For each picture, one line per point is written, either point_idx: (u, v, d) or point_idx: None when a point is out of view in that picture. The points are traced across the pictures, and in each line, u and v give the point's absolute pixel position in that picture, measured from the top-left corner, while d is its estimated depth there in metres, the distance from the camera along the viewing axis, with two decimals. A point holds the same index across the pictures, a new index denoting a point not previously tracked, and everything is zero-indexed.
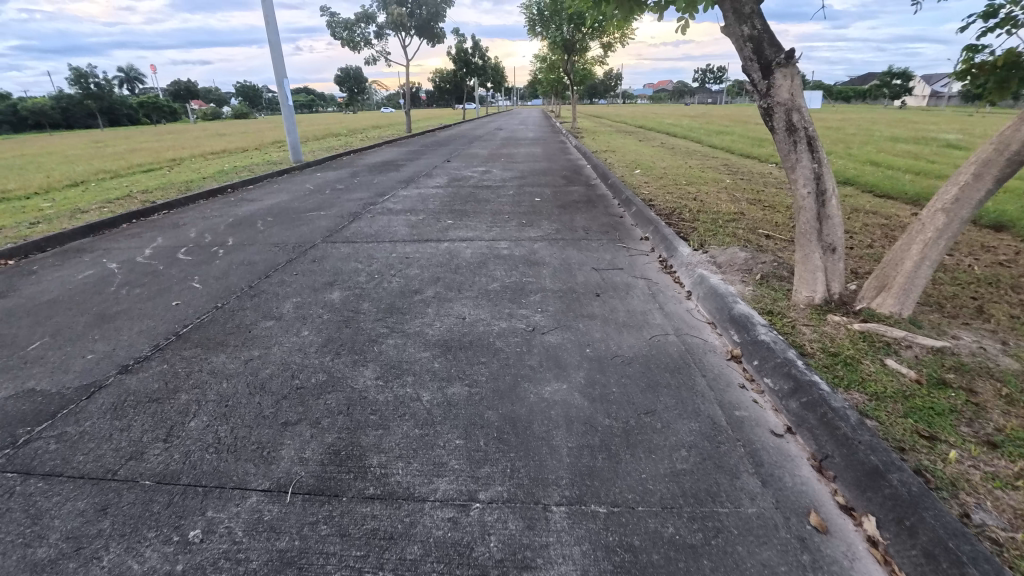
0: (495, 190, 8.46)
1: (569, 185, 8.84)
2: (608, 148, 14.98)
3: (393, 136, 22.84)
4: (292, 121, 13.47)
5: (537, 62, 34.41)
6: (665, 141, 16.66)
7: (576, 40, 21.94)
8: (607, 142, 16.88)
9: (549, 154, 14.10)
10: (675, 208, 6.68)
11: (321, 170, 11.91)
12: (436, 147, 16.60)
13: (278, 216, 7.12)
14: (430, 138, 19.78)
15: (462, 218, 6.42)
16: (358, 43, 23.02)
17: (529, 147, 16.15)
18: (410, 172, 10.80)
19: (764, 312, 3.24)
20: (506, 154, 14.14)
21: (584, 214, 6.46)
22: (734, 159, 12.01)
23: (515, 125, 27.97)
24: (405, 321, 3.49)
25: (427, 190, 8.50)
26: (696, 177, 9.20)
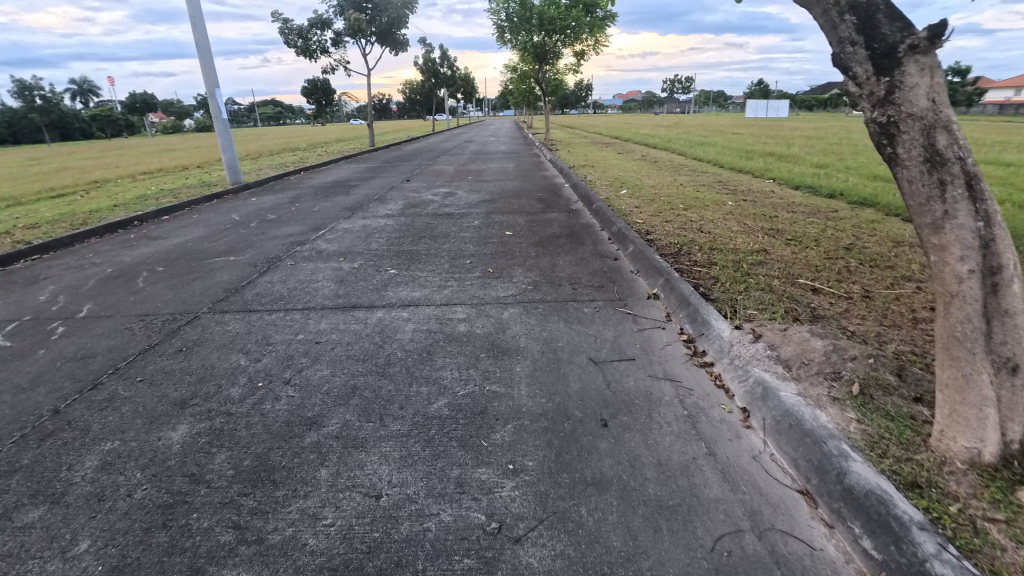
0: (459, 219, 6.98)
1: (546, 212, 7.38)
2: (587, 162, 13.71)
3: (354, 150, 21.19)
4: (226, 137, 11.73)
5: (507, 72, 33.17)
6: (646, 153, 15.48)
7: (548, 48, 20.79)
8: (584, 155, 15.65)
9: (521, 171, 12.67)
10: (680, 244, 5.31)
11: (258, 194, 10.21)
12: (398, 164, 15.03)
13: (173, 264, 5.49)
14: (394, 153, 18.24)
15: (409, 265, 4.91)
16: (315, 52, 21.45)
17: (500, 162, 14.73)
18: (359, 196, 9.23)
19: (906, 488, 1.83)
20: (474, 171, 12.67)
21: (567, 257, 5.02)
22: (727, 174, 10.79)
23: (486, 137, 26.65)
24: (273, 509, 1.97)
25: (374, 221, 6.97)
26: (693, 199, 7.87)
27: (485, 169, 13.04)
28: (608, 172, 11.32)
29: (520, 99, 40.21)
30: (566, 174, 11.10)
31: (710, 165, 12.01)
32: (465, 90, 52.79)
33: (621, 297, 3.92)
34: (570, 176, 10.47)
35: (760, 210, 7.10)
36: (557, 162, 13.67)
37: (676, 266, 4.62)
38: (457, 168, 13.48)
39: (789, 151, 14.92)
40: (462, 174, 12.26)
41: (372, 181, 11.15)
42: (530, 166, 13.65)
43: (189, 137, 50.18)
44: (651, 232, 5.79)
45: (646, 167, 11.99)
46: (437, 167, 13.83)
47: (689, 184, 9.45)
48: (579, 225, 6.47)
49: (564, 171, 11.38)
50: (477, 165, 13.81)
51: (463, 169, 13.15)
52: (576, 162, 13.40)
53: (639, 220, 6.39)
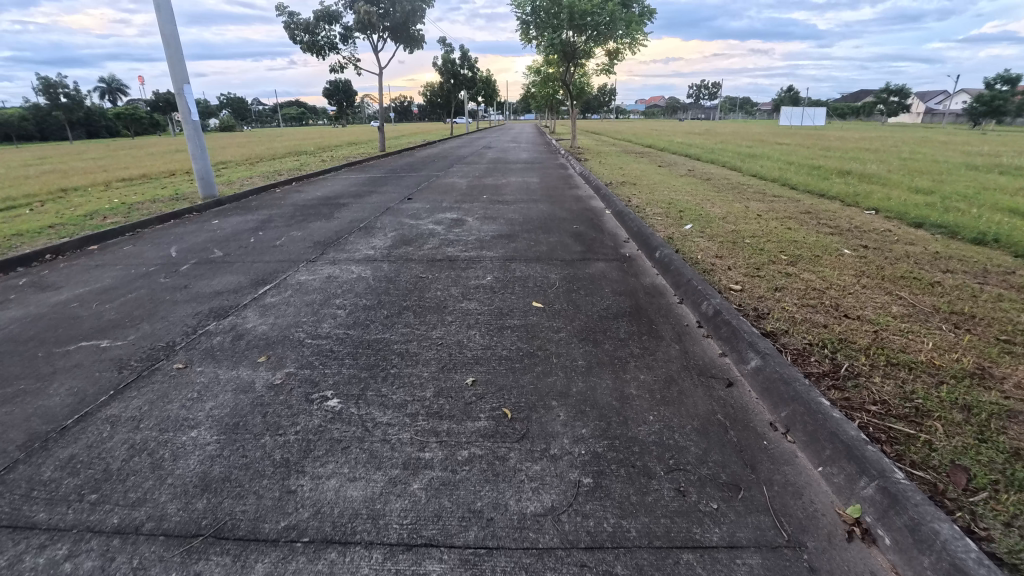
0: (463, 268, 4.85)
1: (587, 256, 5.19)
2: (625, 176, 11.53)
3: (361, 156, 19.38)
4: (197, 143, 9.82)
5: (530, 74, 31.08)
6: (692, 166, 13.24)
7: (577, 46, 18.69)
8: (619, 168, 13.48)
9: (547, 186, 10.52)
10: (826, 348, 3.15)
11: (222, 215, 8.24)
12: (403, 174, 13.02)
13: (10, 354, 3.49)
14: (402, 161, 16.33)
15: (366, 385, 2.80)
16: (321, 49, 19.69)
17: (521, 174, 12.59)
18: (341, 222, 7.19)
19: None
20: (489, 186, 10.53)
21: (643, 373, 2.86)
22: (809, 199, 8.49)
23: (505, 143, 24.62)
24: None
25: (343, 270, 4.89)
26: (790, 242, 5.64)
27: (504, 184, 10.89)
28: (654, 192, 9.08)
29: (543, 103, 38.08)
30: (603, 193, 8.88)
31: (780, 186, 9.71)
32: (485, 93, 50.86)
33: (793, 540, 1.79)
34: (611, 198, 8.24)
35: (902, 268, 4.86)
36: (589, 176, 11.48)
37: (855, 418, 2.46)
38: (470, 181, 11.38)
39: (866, 169, 12.47)
40: (475, 190, 10.13)
41: (365, 199, 9.12)
42: (557, 181, 11.46)
43: (204, 137, 49.20)
44: (765, 316, 3.61)
45: (702, 187, 9.72)
46: (448, 179, 11.75)
47: (770, 215, 7.17)
48: (641, 287, 4.28)
49: (601, 190, 9.17)
50: (493, 178, 11.71)
51: (478, 183, 11.04)
52: (613, 178, 11.20)
53: (734, 284, 4.20)
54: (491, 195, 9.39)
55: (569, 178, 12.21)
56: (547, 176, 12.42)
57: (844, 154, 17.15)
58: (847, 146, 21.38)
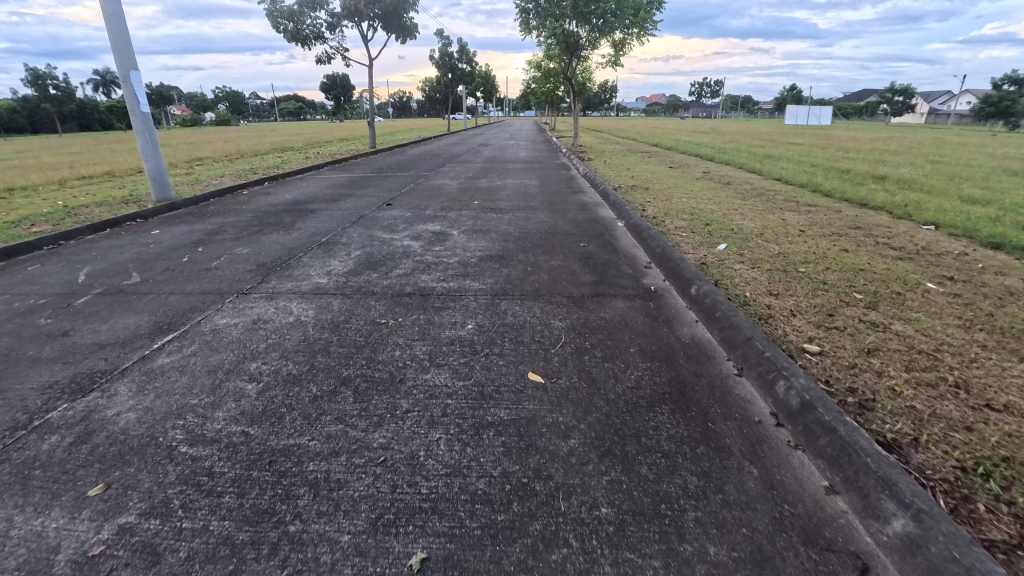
0: (438, 308, 3.65)
1: (599, 290, 3.98)
2: (634, 179, 10.35)
3: (349, 152, 18.14)
4: (148, 138, 8.59)
5: (531, 68, 29.80)
6: (707, 167, 12.06)
7: (580, 37, 17.47)
8: (626, 168, 12.30)
9: (548, 190, 9.30)
10: (993, 481, 1.99)
11: (168, 223, 7.03)
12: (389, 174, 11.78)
13: None
14: (391, 159, 15.11)
15: (238, 566, 1.63)
16: (307, 39, 18.42)
17: (519, 175, 11.36)
18: (301, 235, 5.99)
19: None
20: (482, 189, 9.29)
21: (712, 544, 1.68)
22: (852, 210, 7.29)
23: (504, 141, 23.41)
24: None
25: (279, 310, 3.70)
26: (855, 270, 4.45)
27: (498, 187, 9.66)
28: (671, 199, 7.86)
29: (544, 99, 36.79)
30: (612, 199, 7.64)
31: (813, 194, 8.52)
32: (484, 88, 49.51)
33: None
34: (623, 206, 7.01)
35: (1017, 313, 3.67)
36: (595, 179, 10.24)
37: None
38: (462, 182, 10.15)
39: (901, 172, 11.25)
40: (466, 194, 8.90)
41: (338, 204, 7.89)
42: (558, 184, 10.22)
43: (194, 132, 47.59)
44: (871, 409, 2.44)
45: (724, 194, 8.50)
46: (437, 180, 10.51)
47: (814, 231, 5.97)
48: (679, 345, 3.09)
49: (609, 197, 7.93)
50: (489, 180, 10.50)
51: (470, 185, 9.82)
52: (622, 181, 9.97)
53: (809, 344, 3.02)
54: (484, 199, 8.16)
55: (572, 180, 10.96)
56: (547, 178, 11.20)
57: (867, 156, 15.97)
58: (863, 147, 20.26)
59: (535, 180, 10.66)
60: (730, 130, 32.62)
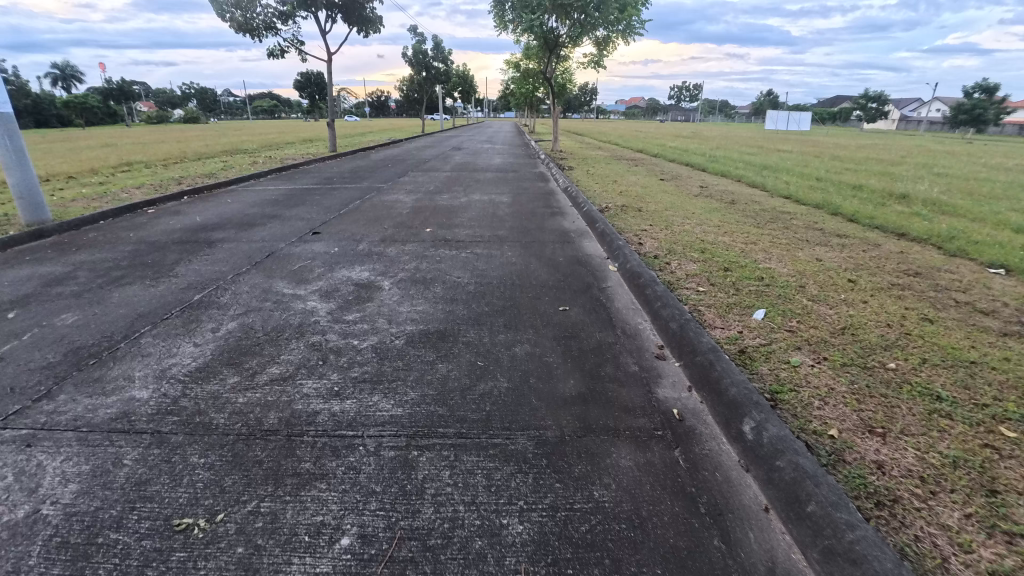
0: (301, 476, 2.04)
1: (588, 419, 2.39)
2: (622, 194, 8.86)
3: (304, 156, 16.31)
4: (9, 146, 6.72)
5: (508, 69, 28.21)
6: (704, 179, 10.67)
7: (560, 34, 15.99)
8: (612, 180, 10.84)
9: (520, 210, 7.68)
10: None
11: (8, 263, 5.23)
12: (336, 187, 10.03)
13: None
14: (348, 166, 13.37)
15: None
16: (256, 30, 16.49)
17: (489, 189, 9.74)
18: (171, 288, 4.29)
19: None
20: (440, 208, 7.63)
21: None
22: (894, 245, 5.88)
23: (479, 145, 21.81)
24: None
25: (16, 484, 2.04)
26: (967, 367, 2.98)
27: (462, 204, 8.01)
28: (672, 226, 6.31)
29: (523, 100, 35.23)
30: (599, 226, 6.05)
31: (835, 218, 7.14)
32: (462, 89, 47.88)
33: None
34: (614, 238, 5.40)
35: None
36: (577, 194, 8.63)
37: None
38: (420, 198, 8.49)
39: (918, 188, 10.04)
40: (421, 214, 7.26)
41: (251, 231, 6.16)
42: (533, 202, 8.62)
43: (151, 130, 44.74)
44: None
45: (732, 218, 7.04)
46: (390, 194, 8.82)
47: (867, 281, 4.51)
48: None
49: (595, 221, 6.33)
50: (453, 195, 8.85)
51: (428, 201, 8.15)
52: (609, 198, 8.42)
53: None
54: (440, 223, 6.50)
55: (551, 196, 9.39)
56: (521, 192, 9.59)
57: (866, 167, 14.81)
58: (857, 156, 19.17)
59: (508, 195, 9.05)
60: (712, 136, 31.29)
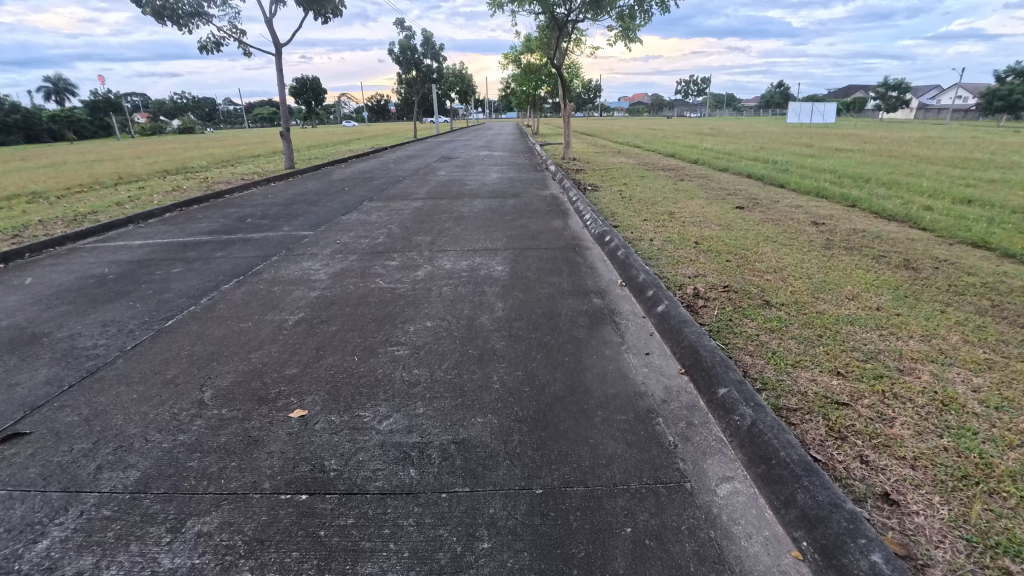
0: None
1: None
2: (700, 241, 5.19)
3: (248, 177, 12.72)
4: None
5: (508, 62, 24.32)
6: (804, 206, 7.00)
7: (573, 9, 12.33)
8: (663, 207, 7.17)
9: (522, 290, 3.93)
10: None
11: None
12: (234, 234, 6.36)
13: None
14: (289, 192, 9.77)
15: None
16: (182, 16, 12.88)
17: (471, 230, 6.00)
18: None
19: None
20: (367, 293, 3.93)
21: None
22: None
23: (474, 153, 18.21)
24: None
25: None
26: None
27: (414, 276, 4.29)
28: (889, 375, 2.63)
29: (525, 99, 31.54)
30: (727, 393, 2.34)
31: None
32: (459, 89, 44.34)
33: None
34: (833, 493, 1.71)
35: None
36: (624, 243, 4.85)
37: None
38: (346, 262, 4.80)
39: None
40: (326, 315, 3.60)
41: None
42: (543, 255, 4.87)
43: (125, 143, 41.58)
44: None
45: (968, 317, 3.40)
46: (300, 255, 5.15)
47: None
48: None
49: (705, 361, 2.61)
50: (407, 250, 5.14)
51: (357, 272, 4.46)
52: (683, 255, 4.67)
53: None
54: (337, 366, 2.81)
55: (570, 238, 5.59)
56: (523, 233, 5.83)
57: (987, 172, 11.06)
58: (949, 157, 15.14)
59: (500, 243, 5.31)
60: (745, 133, 27.18)
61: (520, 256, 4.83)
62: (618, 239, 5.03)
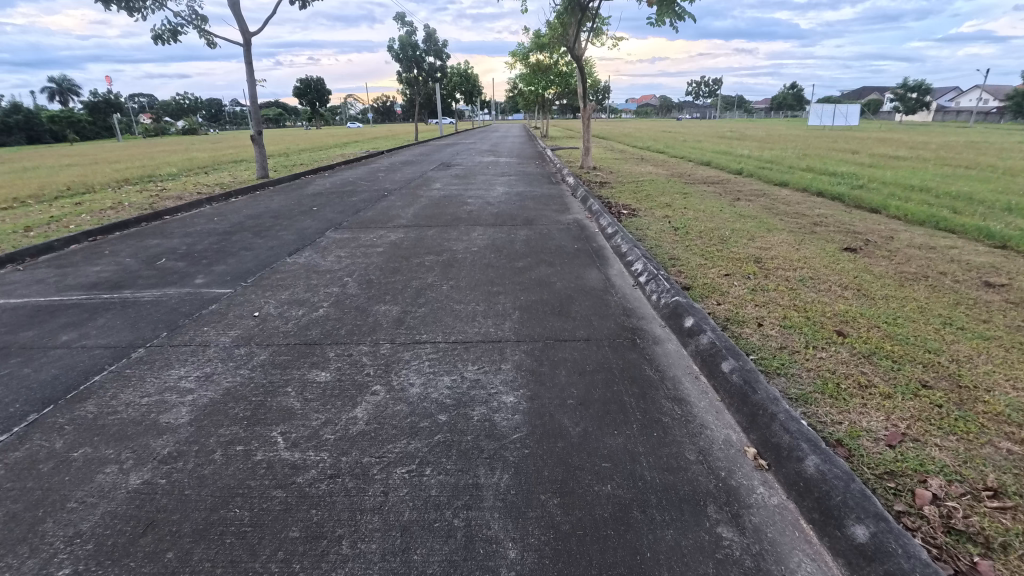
0: None
1: None
2: (840, 323, 3.14)
3: (208, 189, 10.72)
4: None
5: (515, 59, 22.18)
6: (941, 247, 4.95)
7: None
8: (738, 242, 5.11)
9: (554, 479, 1.87)
10: None
11: None
12: (120, 290, 4.33)
13: None
14: (243, 212, 7.77)
15: None
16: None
17: (464, 287, 3.95)
18: None
19: None
20: (239, 485, 1.91)
21: None
22: None
23: (477, 158, 16.20)
24: None
25: None
26: None
27: (347, 423, 2.26)
28: None
29: (533, 100, 29.53)
30: None
31: None
32: (464, 89, 42.39)
33: None
34: None
35: None
36: (725, 338, 2.76)
37: None
38: (245, 370, 2.78)
39: None
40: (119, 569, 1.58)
41: None
42: (581, 355, 2.78)
43: (113, 145, 39.76)
44: None
45: None
46: (184, 346, 3.14)
47: None
48: None
49: None
50: (356, 338, 3.09)
51: (250, 403, 2.45)
52: (836, 370, 2.59)
53: None
54: None
55: (618, 307, 3.48)
56: (543, 292, 3.76)
57: None
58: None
59: (508, 321, 3.23)
60: (772, 137, 25.08)
61: (541, 358, 2.75)
62: (709, 324, 2.92)
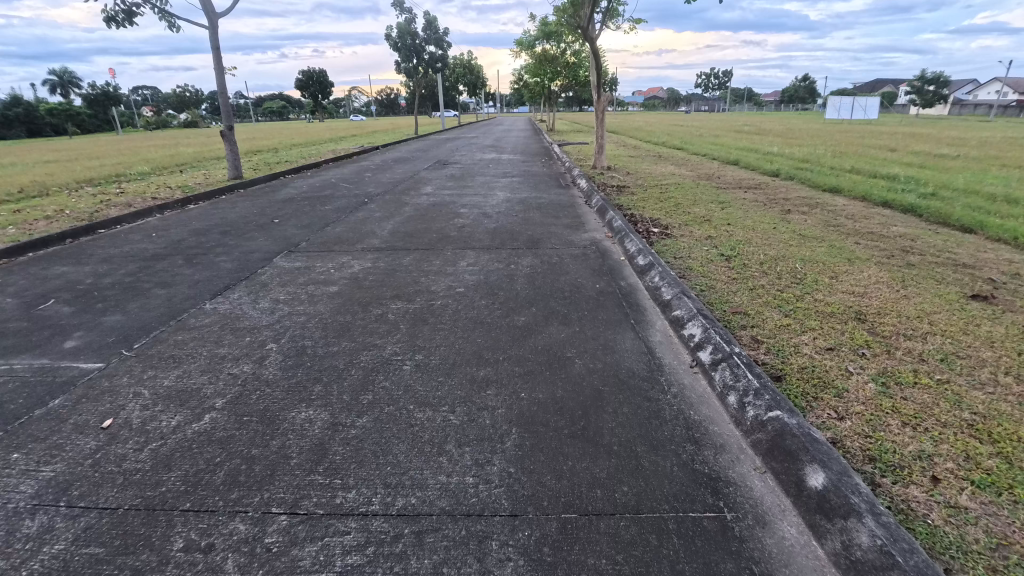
0: None
1: None
2: None
3: (170, 192, 9.43)
4: None
5: (521, 48, 20.72)
6: None
7: None
8: (818, 280, 3.76)
9: None
10: None
11: None
12: None
13: None
14: (191, 226, 6.47)
15: None
16: None
17: (437, 367, 2.65)
18: None
19: None
20: None
21: None
22: None
23: (478, 156, 14.86)
24: None
25: None
26: None
27: None
28: None
29: (539, 92, 28.06)
30: None
31: None
32: (467, 81, 40.86)
33: None
34: None
35: None
36: (904, 537, 1.46)
37: None
38: None
39: None
40: None
41: None
42: (633, 568, 1.47)
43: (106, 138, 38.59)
44: None
45: None
46: None
47: None
48: None
49: None
50: (232, 499, 1.80)
51: None
52: None
53: None
54: None
55: (676, 420, 2.17)
56: (555, 383, 2.44)
57: None
58: None
59: (498, 460, 1.92)
60: (794, 133, 23.53)
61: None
62: (864, 495, 1.60)
